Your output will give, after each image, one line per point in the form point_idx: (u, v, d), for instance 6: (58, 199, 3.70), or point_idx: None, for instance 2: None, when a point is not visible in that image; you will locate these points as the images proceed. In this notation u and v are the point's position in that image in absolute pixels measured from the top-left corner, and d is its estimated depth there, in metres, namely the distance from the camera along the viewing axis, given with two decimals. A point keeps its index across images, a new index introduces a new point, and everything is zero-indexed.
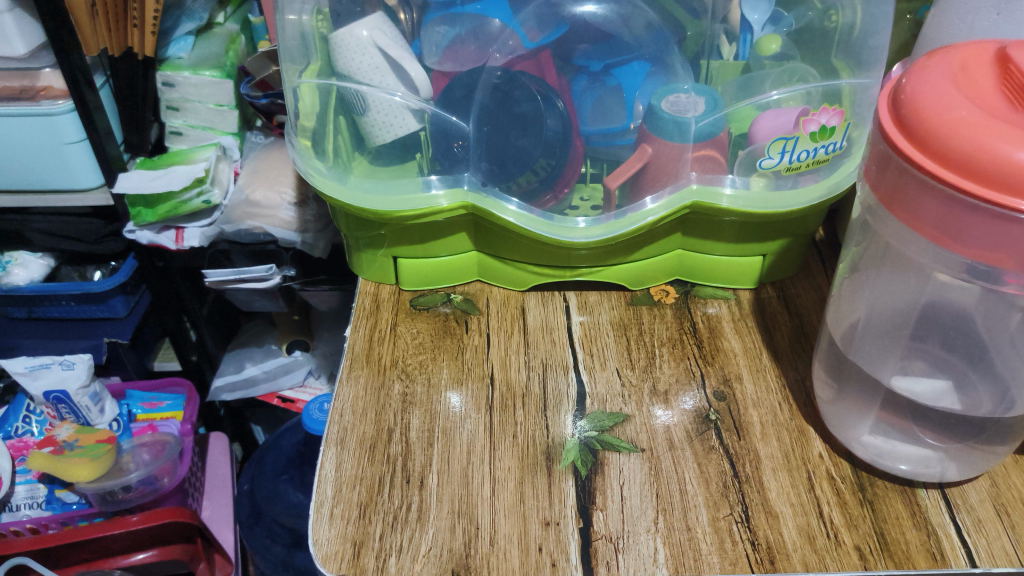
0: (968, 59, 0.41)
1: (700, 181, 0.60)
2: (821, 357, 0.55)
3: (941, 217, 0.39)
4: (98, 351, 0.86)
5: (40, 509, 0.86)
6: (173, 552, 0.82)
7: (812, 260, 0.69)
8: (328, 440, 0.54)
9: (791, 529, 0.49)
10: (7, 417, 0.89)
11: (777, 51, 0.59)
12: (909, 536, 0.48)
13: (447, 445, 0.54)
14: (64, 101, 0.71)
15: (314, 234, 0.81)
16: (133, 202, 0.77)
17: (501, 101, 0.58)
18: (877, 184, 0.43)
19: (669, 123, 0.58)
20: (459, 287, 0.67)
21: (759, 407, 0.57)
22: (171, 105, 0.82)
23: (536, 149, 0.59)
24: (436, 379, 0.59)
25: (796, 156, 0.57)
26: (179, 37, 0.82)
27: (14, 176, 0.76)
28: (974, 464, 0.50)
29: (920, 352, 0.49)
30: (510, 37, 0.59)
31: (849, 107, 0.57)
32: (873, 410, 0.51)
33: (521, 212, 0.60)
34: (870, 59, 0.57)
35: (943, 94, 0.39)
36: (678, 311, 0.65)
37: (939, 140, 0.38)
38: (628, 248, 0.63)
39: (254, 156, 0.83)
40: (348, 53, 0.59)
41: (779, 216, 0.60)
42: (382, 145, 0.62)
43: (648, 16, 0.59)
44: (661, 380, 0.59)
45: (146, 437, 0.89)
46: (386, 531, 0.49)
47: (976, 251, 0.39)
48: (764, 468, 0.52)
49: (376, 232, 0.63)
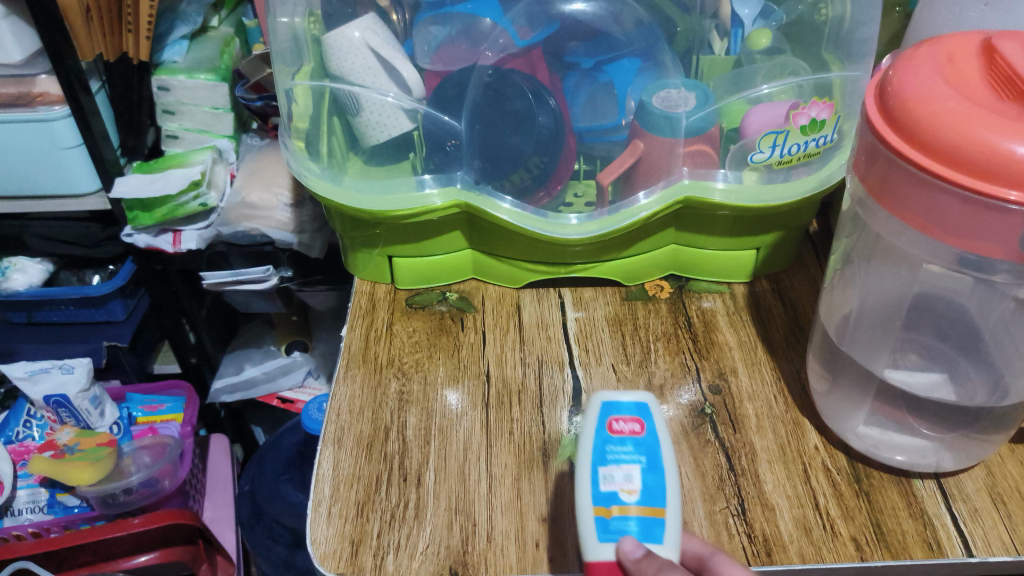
0: (954, 50, 0.42)
1: (692, 176, 0.60)
2: (814, 350, 0.55)
3: (929, 208, 0.40)
4: (98, 354, 0.88)
5: (42, 513, 0.86)
6: (173, 553, 0.82)
7: (807, 253, 0.69)
8: (325, 440, 0.55)
9: (788, 521, 0.49)
10: (8, 422, 0.90)
11: (768, 45, 0.60)
12: (906, 526, 0.48)
13: (443, 442, 0.55)
14: (61, 107, 0.72)
15: (311, 235, 0.81)
16: (131, 206, 0.78)
17: (492, 99, 0.59)
18: (866, 175, 0.43)
19: (659, 119, 0.58)
20: (455, 284, 0.68)
21: (754, 400, 0.57)
22: (166, 109, 0.83)
23: (529, 146, 0.59)
24: (433, 377, 0.59)
25: (787, 150, 0.57)
26: (174, 41, 0.82)
27: (13, 182, 0.77)
28: (969, 453, 0.50)
29: (913, 341, 0.49)
30: (501, 35, 0.59)
31: (840, 99, 0.57)
32: (867, 401, 0.51)
33: (515, 210, 0.60)
34: (860, 51, 0.57)
35: (930, 85, 0.39)
36: (673, 305, 0.65)
37: (925, 132, 0.38)
38: (622, 243, 0.63)
39: (251, 157, 0.84)
40: (341, 55, 0.59)
41: (772, 210, 0.60)
42: (376, 145, 0.62)
43: (638, 13, 0.59)
44: (657, 375, 0.59)
45: (146, 440, 0.90)
46: (384, 529, 0.49)
47: (963, 241, 0.39)
48: (760, 460, 0.53)
49: (371, 231, 0.63)
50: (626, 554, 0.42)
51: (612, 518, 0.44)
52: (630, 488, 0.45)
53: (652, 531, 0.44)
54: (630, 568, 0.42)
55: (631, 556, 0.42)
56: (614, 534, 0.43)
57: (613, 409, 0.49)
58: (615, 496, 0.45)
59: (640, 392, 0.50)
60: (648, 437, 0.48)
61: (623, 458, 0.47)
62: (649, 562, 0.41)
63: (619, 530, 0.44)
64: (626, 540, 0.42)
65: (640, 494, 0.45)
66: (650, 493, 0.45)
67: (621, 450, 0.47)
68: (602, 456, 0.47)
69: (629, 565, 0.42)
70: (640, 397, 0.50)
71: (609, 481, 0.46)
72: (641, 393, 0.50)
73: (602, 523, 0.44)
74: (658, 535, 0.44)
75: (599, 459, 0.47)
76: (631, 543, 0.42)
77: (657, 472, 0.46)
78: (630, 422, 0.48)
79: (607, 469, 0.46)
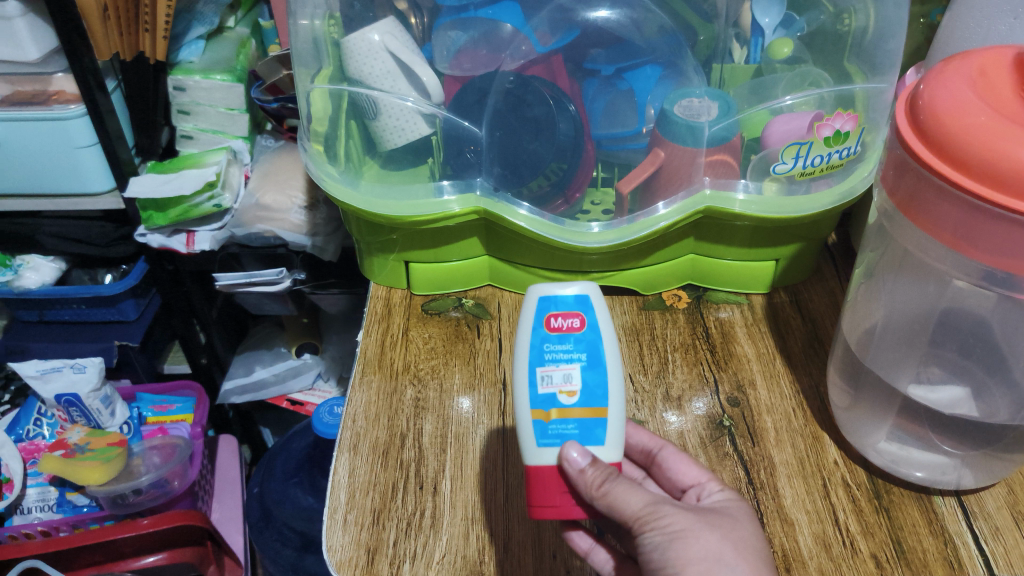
0: (987, 65, 0.41)
1: (713, 186, 0.59)
2: (836, 364, 0.55)
3: (960, 223, 0.39)
4: (109, 353, 0.88)
5: (51, 512, 0.87)
6: (181, 554, 0.81)
7: (826, 266, 0.69)
8: (341, 446, 0.54)
9: (807, 536, 0.48)
10: (18, 420, 0.90)
11: (789, 55, 0.60)
12: (926, 544, 0.48)
13: (459, 450, 0.54)
14: (77, 106, 0.71)
15: (325, 238, 0.80)
16: (144, 206, 0.77)
17: (513, 105, 0.59)
18: (895, 189, 0.43)
19: (680, 128, 0.58)
20: (470, 291, 0.67)
21: (773, 413, 0.56)
22: (181, 109, 0.83)
23: (549, 153, 0.59)
24: (448, 384, 0.59)
25: (810, 161, 0.56)
26: (191, 40, 0.82)
27: (28, 180, 0.77)
28: (990, 472, 0.50)
29: (937, 358, 0.49)
30: (523, 42, 0.59)
31: (864, 111, 0.57)
32: (889, 417, 0.51)
33: (532, 216, 0.59)
34: (886, 62, 0.57)
35: (963, 100, 0.39)
36: (690, 316, 0.65)
37: (957, 147, 0.38)
38: (640, 253, 0.63)
39: (265, 159, 0.83)
40: (360, 58, 0.58)
41: (792, 222, 0.60)
42: (393, 150, 0.62)
43: (661, 20, 0.59)
44: (674, 386, 0.59)
45: (156, 440, 0.90)
46: (400, 537, 0.49)
47: (991, 258, 0.39)
48: (778, 475, 0.52)
49: (387, 237, 0.62)
50: (572, 463, 0.43)
51: (551, 421, 0.45)
52: (569, 391, 0.46)
53: (593, 433, 0.45)
54: (575, 475, 0.43)
55: (577, 466, 0.43)
56: (555, 438, 0.45)
57: (551, 305, 0.47)
58: (553, 399, 0.45)
59: (581, 284, 0.47)
60: (588, 333, 0.47)
61: (561, 357, 0.46)
62: (596, 468, 0.43)
63: (560, 434, 0.45)
64: (571, 448, 0.44)
65: (580, 395, 0.46)
66: (590, 393, 0.46)
67: (558, 347, 0.46)
68: (539, 355, 0.46)
69: (574, 474, 0.43)
70: (580, 289, 0.47)
71: (548, 382, 0.46)
72: (581, 285, 0.47)
73: (541, 428, 0.45)
74: (600, 437, 0.45)
75: (537, 358, 0.46)
76: (576, 451, 0.44)
77: (597, 369, 0.46)
78: (569, 318, 0.47)
79: (545, 370, 0.46)
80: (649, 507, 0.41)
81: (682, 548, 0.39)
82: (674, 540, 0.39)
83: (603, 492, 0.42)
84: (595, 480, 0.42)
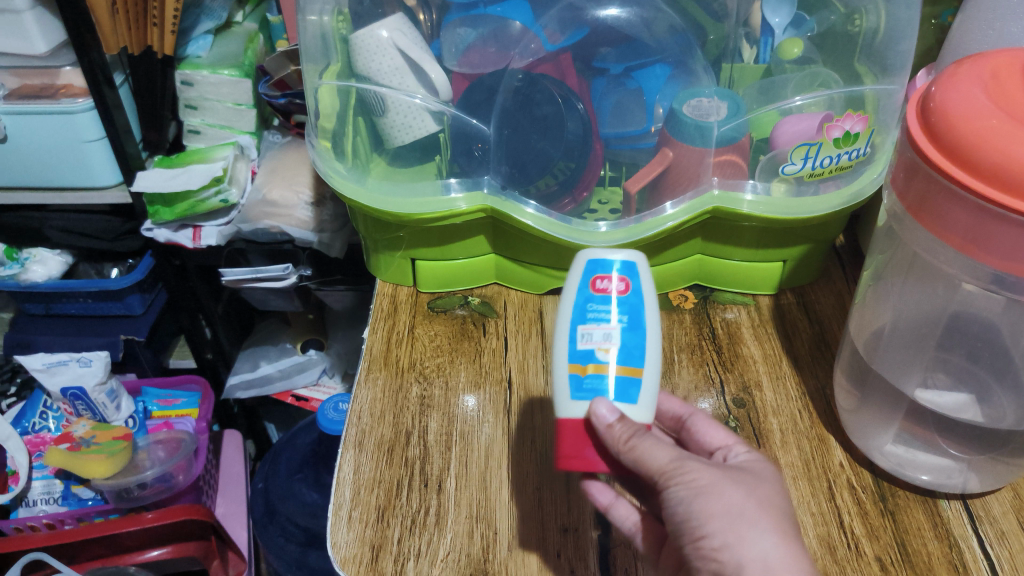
0: (1000, 68, 0.41)
1: (722, 186, 0.59)
2: (842, 366, 0.55)
3: (970, 227, 0.39)
4: (114, 347, 0.87)
5: (56, 504, 0.86)
6: (185, 549, 0.81)
7: (833, 268, 0.69)
8: (346, 444, 0.54)
9: (812, 538, 0.48)
10: (24, 412, 0.90)
11: (798, 55, 0.60)
12: (931, 547, 0.48)
13: (465, 448, 0.54)
14: (84, 100, 0.72)
15: (331, 234, 0.81)
16: (151, 200, 0.77)
17: (522, 104, 0.58)
18: (906, 194, 0.43)
19: (689, 127, 0.57)
20: (476, 289, 0.67)
21: (778, 414, 0.56)
22: (189, 104, 0.83)
23: (556, 152, 0.59)
24: (454, 382, 0.59)
25: (819, 163, 0.56)
26: (199, 35, 0.82)
27: (37, 173, 0.77)
28: (997, 476, 0.49)
29: (944, 362, 0.49)
30: (532, 40, 0.59)
31: (873, 113, 0.56)
32: (895, 421, 0.51)
33: (539, 214, 0.59)
34: (898, 64, 0.56)
35: (974, 103, 0.38)
36: (697, 316, 0.65)
37: (968, 150, 0.37)
38: (649, 252, 0.62)
39: (271, 155, 0.84)
40: (367, 54, 0.59)
41: (801, 223, 0.59)
42: (401, 147, 0.62)
43: (671, 20, 0.59)
44: (680, 386, 0.59)
45: (161, 435, 0.90)
46: (404, 535, 0.49)
47: (1001, 262, 0.38)
48: (784, 476, 0.52)
49: (395, 234, 0.62)
50: (600, 418, 0.43)
51: (587, 375, 0.45)
52: (608, 348, 0.46)
53: (627, 392, 0.45)
54: (603, 431, 0.43)
55: (604, 421, 0.43)
56: (589, 392, 0.45)
57: (598, 268, 0.48)
58: (591, 355, 0.46)
59: (629, 251, 0.49)
60: (631, 297, 0.47)
61: (603, 317, 0.47)
62: (623, 424, 0.42)
63: (594, 388, 0.45)
64: (601, 403, 0.43)
65: (618, 353, 0.46)
66: (627, 353, 0.46)
67: (602, 309, 0.47)
68: (582, 314, 0.47)
69: (602, 429, 0.43)
70: (627, 256, 0.49)
71: (588, 340, 0.46)
72: (627, 252, 0.49)
73: (577, 381, 0.45)
74: (633, 396, 0.45)
75: (579, 316, 0.47)
76: (606, 407, 0.43)
77: (636, 331, 0.46)
78: (615, 280, 0.48)
79: (586, 328, 0.47)
80: (673, 462, 0.41)
81: (706, 502, 0.39)
82: (698, 494, 0.39)
83: (630, 447, 0.41)
84: (621, 435, 0.42)
